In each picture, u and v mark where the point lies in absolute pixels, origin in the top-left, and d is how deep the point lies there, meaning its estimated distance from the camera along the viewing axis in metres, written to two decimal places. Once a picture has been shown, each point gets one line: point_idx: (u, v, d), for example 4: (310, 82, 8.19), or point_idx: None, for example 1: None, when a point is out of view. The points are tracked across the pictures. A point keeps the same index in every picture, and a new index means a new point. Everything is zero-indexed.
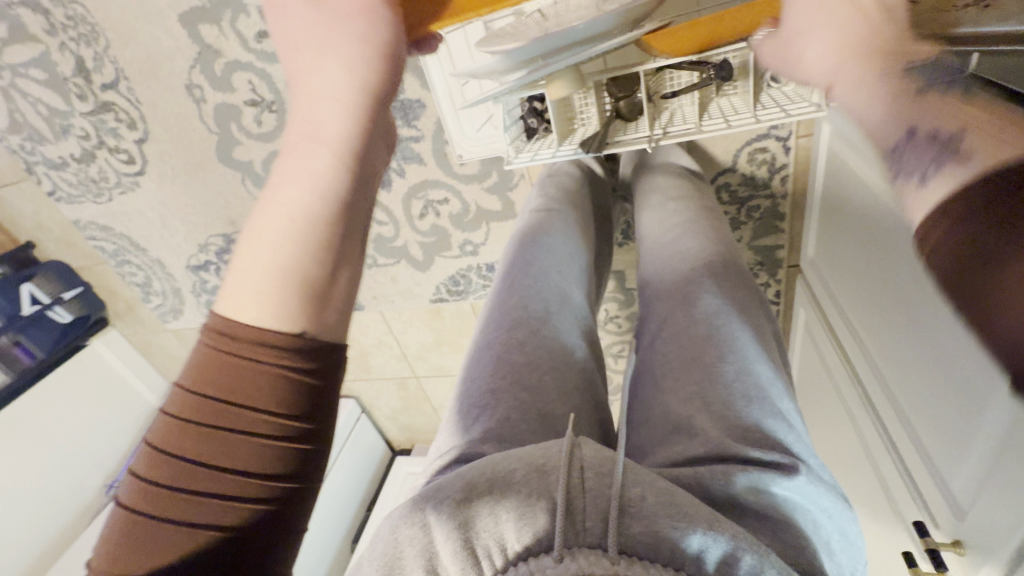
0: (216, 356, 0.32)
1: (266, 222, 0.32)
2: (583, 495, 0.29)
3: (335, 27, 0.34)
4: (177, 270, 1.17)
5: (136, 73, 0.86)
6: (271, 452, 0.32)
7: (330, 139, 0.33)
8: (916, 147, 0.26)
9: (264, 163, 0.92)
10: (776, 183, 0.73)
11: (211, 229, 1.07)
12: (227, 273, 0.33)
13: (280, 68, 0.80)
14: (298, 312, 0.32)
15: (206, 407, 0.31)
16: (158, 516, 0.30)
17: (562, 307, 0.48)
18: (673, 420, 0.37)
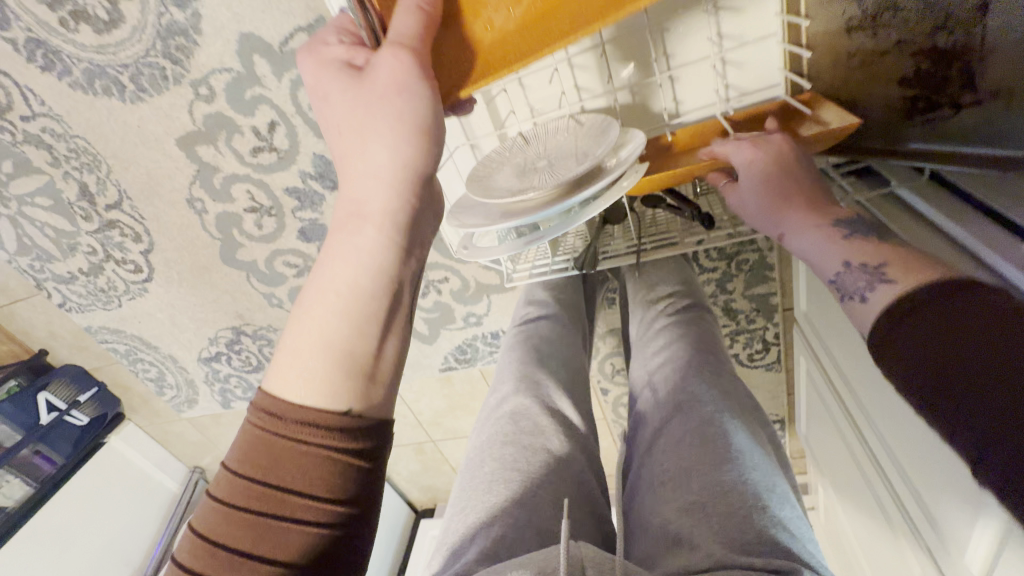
0: (266, 437, 0.33)
1: (318, 295, 0.36)
2: None
3: (377, 108, 0.39)
4: (189, 363, 1.20)
5: (138, 192, 0.89)
6: (314, 541, 0.32)
7: (373, 214, 0.38)
8: (855, 274, 0.37)
9: (267, 261, 0.95)
10: (761, 240, 0.76)
11: (220, 323, 1.10)
12: (279, 347, 0.36)
13: (278, 176, 0.83)
14: (345, 390, 0.34)
15: (252, 494, 0.32)
16: None
17: (565, 405, 0.48)
18: (672, 533, 0.34)
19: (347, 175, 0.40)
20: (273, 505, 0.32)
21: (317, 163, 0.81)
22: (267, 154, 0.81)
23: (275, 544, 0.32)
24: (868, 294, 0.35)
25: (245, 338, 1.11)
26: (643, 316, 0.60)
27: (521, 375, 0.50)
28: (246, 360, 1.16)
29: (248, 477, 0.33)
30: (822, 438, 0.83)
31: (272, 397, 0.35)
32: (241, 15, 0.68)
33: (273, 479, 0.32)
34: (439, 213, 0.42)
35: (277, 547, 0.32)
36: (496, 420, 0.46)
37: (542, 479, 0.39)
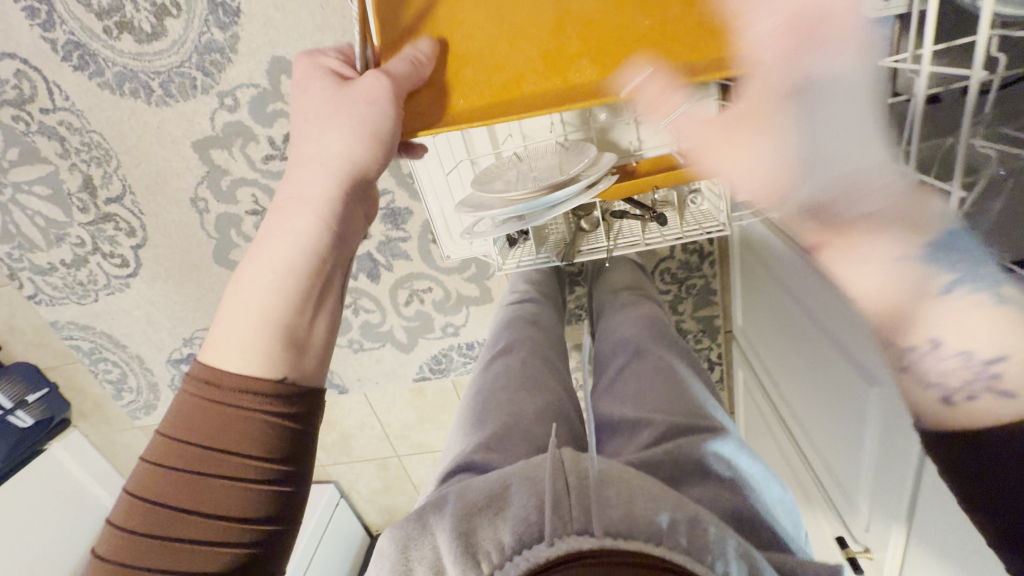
0: (199, 407, 0.36)
1: (255, 269, 0.39)
2: (569, 496, 0.35)
3: (344, 109, 0.41)
4: (156, 365, 1.19)
5: (144, 188, 0.95)
6: (257, 496, 0.36)
7: (314, 199, 0.40)
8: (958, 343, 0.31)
9: None
10: (707, 266, 0.90)
11: (198, 323, 1.12)
12: (217, 319, 0.39)
13: (284, 184, 0.91)
14: (278, 360, 0.38)
15: (189, 456, 0.35)
16: (140, 564, 0.33)
17: (549, 363, 0.57)
18: (633, 418, 0.45)
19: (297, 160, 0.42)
20: (208, 468, 0.35)
21: None
22: (278, 162, 0.90)
23: (214, 501, 0.35)
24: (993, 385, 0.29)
25: None
26: (606, 295, 0.71)
27: (511, 338, 0.60)
28: None
29: (180, 445, 0.35)
30: (755, 438, 0.94)
31: (210, 367, 0.37)
32: (276, 41, 0.79)
33: (208, 444, 0.35)
34: (374, 211, 0.46)
35: (214, 505, 0.35)
36: (493, 370, 0.55)
37: (530, 416, 0.48)
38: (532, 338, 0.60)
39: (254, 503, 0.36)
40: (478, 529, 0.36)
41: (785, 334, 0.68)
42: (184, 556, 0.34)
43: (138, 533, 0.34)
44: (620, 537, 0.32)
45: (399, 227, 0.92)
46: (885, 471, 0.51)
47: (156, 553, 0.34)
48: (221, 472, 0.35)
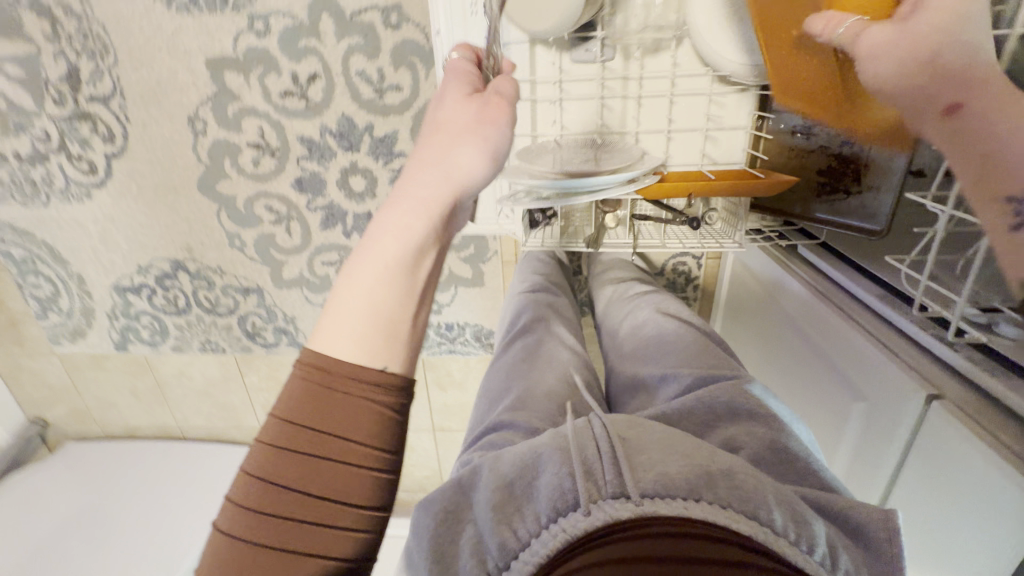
0: (320, 398, 0.39)
1: (364, 263, 0.42)
2: (601, 461, 0.34)
3: (468, 126, 0.45)
4: (98, 289, 1.08)
5: (137, 95, 0.87)
6: (365, 481, 0.39)
7: (426, 202, 0.43)
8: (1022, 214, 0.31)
9: (247, 201, 0.95)
10: (690, 291, 0.94)
11: (160, 253, 1.03)
12: (328, 303, 0.42)
13: (297, 123, 0.88)
14: (379, 350, 0.41)
15: (306, 440, 0.38)
16: (266, 541, 0.37)
17: (568, 342, 0.58)
18: (661, 372, 0.51)
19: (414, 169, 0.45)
20: (327, 452, 0.38)
21: (342, 123, 0.87)
22: (296, 100, 0.86)
23: (330, 483, 0.38)
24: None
25: (182, 275, 1.04)
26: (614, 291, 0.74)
27: (529, 319, 0.61)
28: (170, 301, 1.08)
29: (298, 431, 0.38)
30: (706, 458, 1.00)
31: (319, 351, 0.40)
32: None
33: (329, 431, 0.39)
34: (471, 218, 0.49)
35: (334, 485, 0.38)
36: (512, 352, 0.56)
37: (552, 382, 0.49)
38: (551, 320, 0.62)
39: (366, 488, 0.39)
40: (514, 502, 0.35)
41: (768, 347, 0.71)
42: (310, 533, 0.37)
43: (262, 511, 0.37)
44: (656, 497, 0.32)
45: None
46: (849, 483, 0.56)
47: (283, 530, 0.37)
48: (337, 455, 0.38)
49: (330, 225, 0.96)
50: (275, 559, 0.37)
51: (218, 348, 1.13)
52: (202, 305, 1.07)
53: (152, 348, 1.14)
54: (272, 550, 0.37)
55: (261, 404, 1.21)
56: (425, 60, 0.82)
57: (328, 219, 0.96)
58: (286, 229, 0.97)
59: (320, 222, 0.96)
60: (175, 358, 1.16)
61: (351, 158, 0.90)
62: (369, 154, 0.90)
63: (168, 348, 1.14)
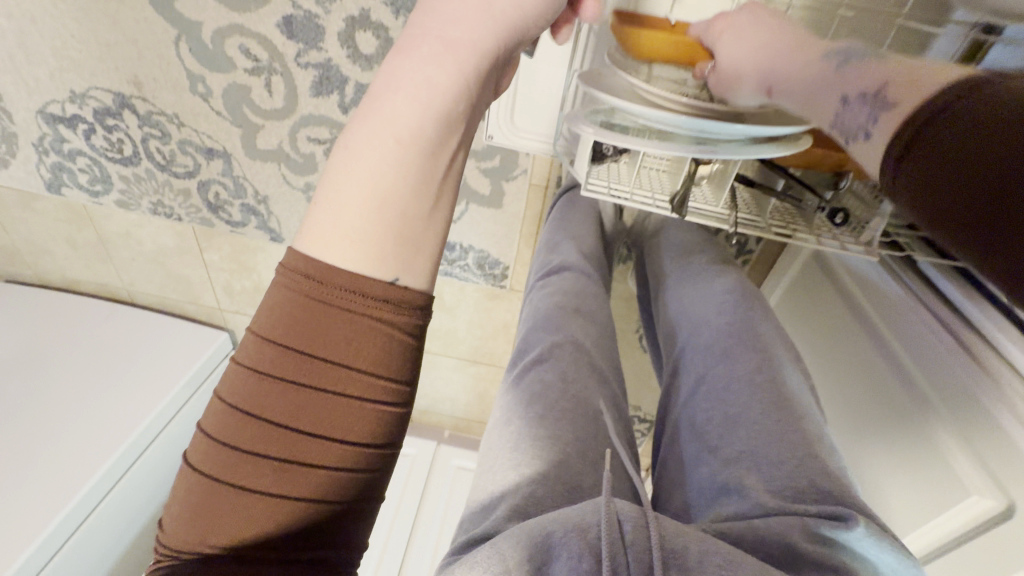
0: (307, 308, 0.32)
1: (368, 136, 0.33)
2: (627, 557, 0.31)
3: None
4: (18, 110, 0.85)
5: None
6: (368, 417, 0.34)
7: (454, 50, 0.35)
8: (855, 106, 0.37)
9: (217, 36, 0.71)
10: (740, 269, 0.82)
11: (96, 80, 0.79)
12: (322, 195, 0.33)
13: None
14: (388, 255, 0.33)
15: (290, 364, 0.32)
16: (243, 484, 0.33)
17: (598, 379, 0.47)
18: (719, 482, 0.39)
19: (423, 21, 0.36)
20: (319, 380, 0.33)
21: None
22: None
23: (322, 417, 0.33)
24: (870, 128, 0.34)
25: (128, 116, 0.82)
26: (675, 279, 0.62)
27: (549, 341, 0.48)
28: (113, 146, 0.87)
29: (280, 348, 0.32)
30: None
31: (309, 257, 0.32)
32: None
33: (318, 350, 0.32)
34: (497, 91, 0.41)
35: (326, 420, 0.33)
36: (526, 386, 0.44)
37: (572, 433, 0.40)
38: (578, 340, 0.49)
39: (370, 421, 0.34)
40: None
41: (830, 348, 0.65)
42: (293, 473, 0.33)
43: (243, 451, 0.33)
44: None
45: None
46: None
47: (265, 471, 0.33)
48: (332, 381, 0.33)
49: (322, 92, 0.75)
50: (257, 502, 0.33)
51: (172, 214, 0.95)
52: (154, 159, 0.87)
53: (92, 197, 0.95)
54: (249, 493, 0.33)
55: (221, 285, 1.07)
56: None
57: (321, 84, 0.74)
58: (265, 84, 0.75)
59: (311, 85, 0.74)
60: (121, 214, 0.97)
61: (363, 3, 0.66)
62: (387, 5, 0.66)
63: (113, 201, 0.95)
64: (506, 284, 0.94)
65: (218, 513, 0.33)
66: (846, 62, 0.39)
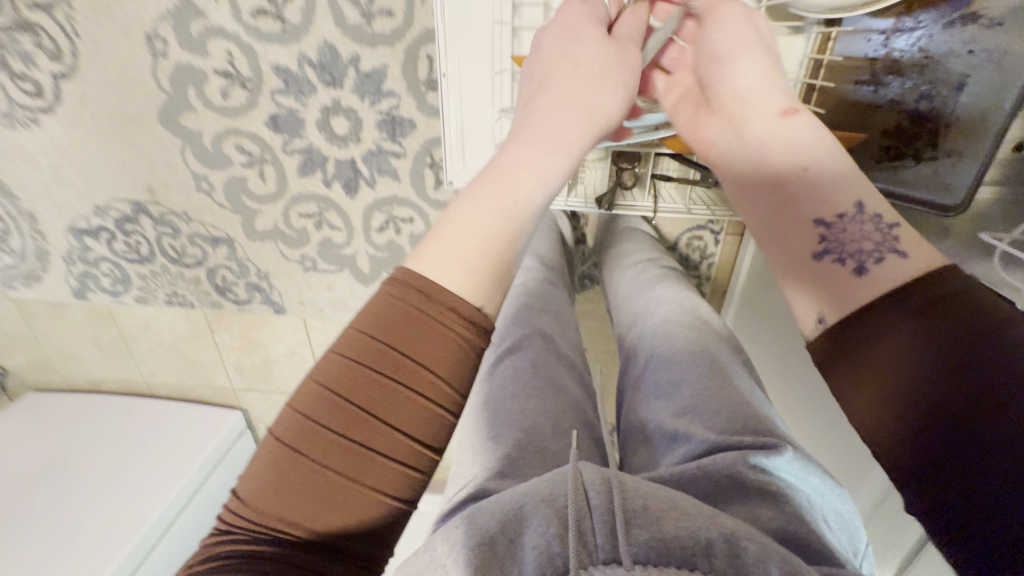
0: (407, 310, 0.36)
1: (490, 204, 0.38)
2: (591, 517, 0.34)
3: (609, 64, 0.45)
4: (52, 229, 0.97)
5: (85, 5, 0.74)
6: (438, 417, 0.36)
7: (565, 140, 0.42)
8: (851, 227, 0.37)
9: (216, 139, 0.84)
10: (704, 267, 0.89)
11: (117, 193, 0.91)
12: (444, 251, 0.37)
13: (273, 50, 0.76)
14: (492, 299, 0.38)
15: (380, 359, 0.35)
16: (323, 463, 0.34)
17: (568, 363, 0.54)
18: (669, 430, 0.44)
19: (537, 115, 0.43)
20: (402, 376, 0.35)
21: (323, 52, 0.75)
22: (271, 22, 0.74)
23: (400, 414, 0.35)
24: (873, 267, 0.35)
25: (144, 220, 0.94)
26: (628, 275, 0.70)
27: (521, 332, 0.54)
28: (132, 247, 0.98)
29: (375, 343, 0.35)
30: None
31: (425, 294, 0.36)
32: None
33: (406, 350, 0.35)
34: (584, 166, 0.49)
35: (403, 417, 0.35)
36: (505, 370, 0.50)
37: (546, 407, 0.46)
38: (544, 330, 0.55)
39: (438, 424, 0.36)
40: (495, 563, 0.34)
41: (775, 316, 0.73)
42: (370, 463, 0.35)
43: (330, 434, 0.34)
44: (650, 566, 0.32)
45: (396, 139, 0.81)
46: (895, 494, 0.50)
47: (348, 455, 0.34)
48: (410, 381, 0.35)
49: (308, 171, 0.86)
50: (335, 484, 0.34)
51: (185, 302, 1.04)
52: (167, 254, 0.98)
53: (114, 298, 1.05)
54: (330, 474, 0.34)
55: (233, 365, 1.14)
56: None
57: (306, 165, 0.85)
58: (259, 173, 0.87)
59: (297, 168, 0.86)
60: (140, 310, 1.07)
61: (334, 94, 0.79)
62: (354, 92, 0.78)
63: (132, 299, 1.05)
64: None
65: (295, 487, 0.34)
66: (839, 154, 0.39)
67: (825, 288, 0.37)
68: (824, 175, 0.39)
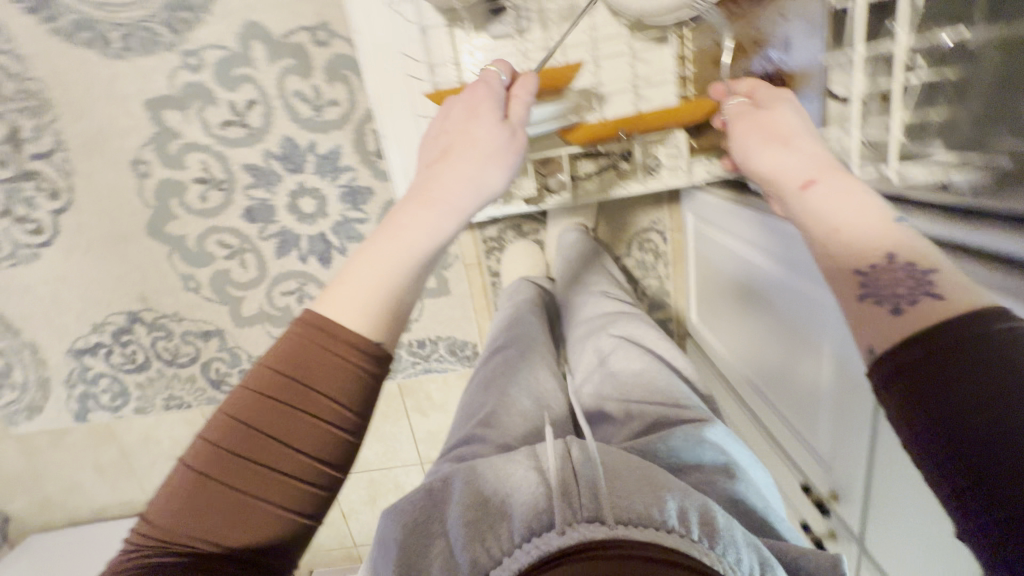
0: (305, 342, 0.36)
1: (384, 254, 0.40)
2: (576, 484, 0.34)
3: (502, 137, 0.50)
4: (52, 356, 1.02)
5: (79, 146, 0.87)
6: (336, 439, 0.35)
7: (457, 205, 0.45)
8: (894, 274, 0.32)
9: (199, 239, 0.93)
10: (660, 266, 0.98)
11: (113, 307, 0.98)
12: (342, 293, 0.38)
13: (241, 152, 0.88)
14: (382, 340, 0.38)
15: (278, 385, 0.35)
16: (219, 482, 0.33)
17: (528, 372, 0.55)
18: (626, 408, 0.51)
19: (435, 176, 0.46)
20: (300, 400, 0.35)
21: (284, 145, 0.87)
22: (237, 129, 0.86)
23: (297, 435, 0.34)
24: (907, 303, 0.30)
25: (139, 328, 1.00)
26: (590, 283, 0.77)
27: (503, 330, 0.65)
28: (129, 358, 1.03)
29: (275, 372, 0.35)
30: None
31: (325, 322, 0.37)
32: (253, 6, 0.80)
33: (301, 375, 0.35)
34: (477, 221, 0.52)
35: (299, 439, 0.34)
36: (489, 364, 0.59)
37: (517, 381, 0.54)
38: (523, 326, 0.66)
39: (335, 446, 0.35)
40: (486, 519, 0.34)
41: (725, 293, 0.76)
42: (267, 483, 0.34)
43: (229, 456, 0.34)
44: (631, 523, 0.31)
45: (358, 206, 0.91)
46: (842, 417, 0.50)
47: (241, 475, 0.34)
48: (307, 405, 0.35)
49: (284, 251, 0.94)
50: (228, 504, 0.33)
51: (182, 404, 1.07)
52: (162, 357, 1.02)
53: (114, 413, 1.08)
54: (225, 492, 0.33)
55: None
56: (358, 72, 0.83)
57: (282, 246, 0.94)
58: (240, 262, 0.95)
59: (274, 250, 0.94)
60: (139, 421, 1.09)
61: (298, 178, 0.89)
62: (316, 173, 0.89)
63: (131, 411, 1.08)
64: None
65: (190, 505, 0.33)
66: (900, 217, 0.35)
67: (863, 328, 0.33)
68: (879, 229, 0.35)
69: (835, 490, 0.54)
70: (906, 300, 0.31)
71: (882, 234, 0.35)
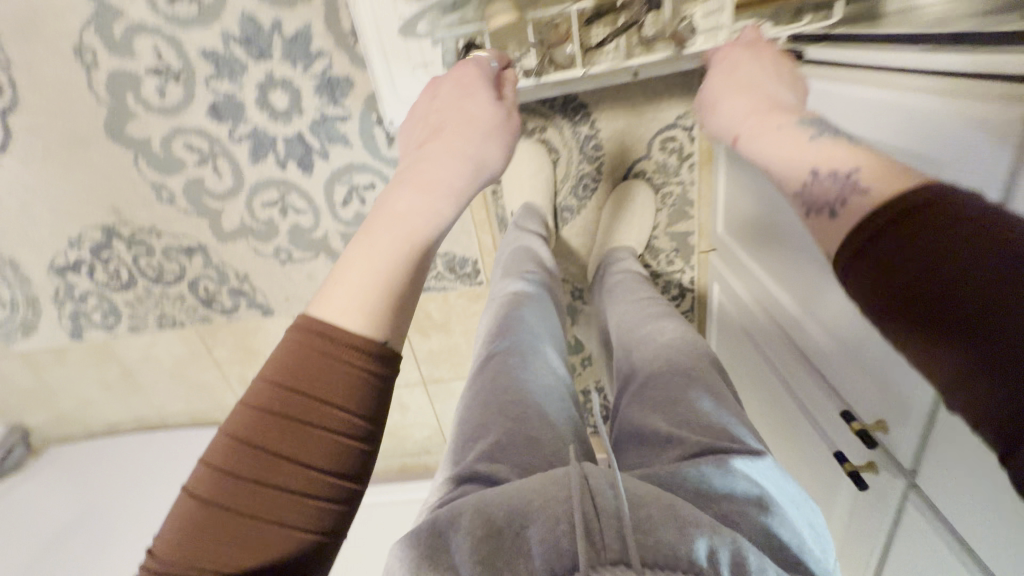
0: (308, 353, 0.34)
1: (387, 234, 0.39)
2: (601, 524, 0.31)
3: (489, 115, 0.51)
4: (34, 272, 0.97)
5: (11, 29, 0.75)
6: (347, 453, 0.34)
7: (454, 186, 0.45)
8: (822, 182, 0.35)
9: (164, 142, 0.83)
10: (684, 170, 0.86)
11: (87, 221, 0.91)
12: (339, 283, 0.37)
13: (195, 34, 0.75)
14: (387, 325, 0.37)
15: (285, 403, 0.33)
16: (232, 510, 0.32)
17: (534, 373, 0.51)
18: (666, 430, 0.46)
19: (426, 158, 0.46)
20: (309, 416, 0.33)
21: (244, 25, 0.74)
22: (187, 4, 0.73)
23: (309, 454, 0.33)
24: (836, 205, 0.32)
25: (117, 243, 0.93)
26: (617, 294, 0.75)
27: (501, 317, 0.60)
28: (113, 275, 0.97)
29: (284, 389, 0.33)
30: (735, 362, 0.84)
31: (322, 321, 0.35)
32: None
33: (308, 390, 0.33)
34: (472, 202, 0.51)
35: (311, 456, 0.33)
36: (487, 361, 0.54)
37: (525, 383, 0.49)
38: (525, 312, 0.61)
39: (346, 457, 0.34)
40: (503, 553, 0.31)
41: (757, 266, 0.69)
42: (282, 506, 0.32)
43: (237, 480, 0.32)
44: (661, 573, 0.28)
45: (337, 101, 0.79)
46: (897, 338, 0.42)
47: (252, 499, 0.32)
48: (319, 421, 0.33)
49: (260, 157, 0.84)
50: (242, 531, 0.32)
51: (176, 323, 1.04)
52: (147, 275, 0.97)
53: (109, 331, 1.05)
54: (237, 519, 0.32)
55: (237, 379, 1.12)
56: None
57: (257, 150, 0.83)
58: (214, 169, 0.85)
59: (249, 155, 0.84)
60: (135, 339, 1.06)
61: (265, 67, 0.77)
62: (284, 60, 0.76)
63: (126, 329, 1.05)
64: (482, 279, 0.95)
65: (201, 532, 0.32)
66: (819, 135, 0.37)
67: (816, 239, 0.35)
68: (806, 154, 0.37)
69: (882, 418, 0.47)
70: (830, 206, 0.33)
71: (811, 152, 0.37)
